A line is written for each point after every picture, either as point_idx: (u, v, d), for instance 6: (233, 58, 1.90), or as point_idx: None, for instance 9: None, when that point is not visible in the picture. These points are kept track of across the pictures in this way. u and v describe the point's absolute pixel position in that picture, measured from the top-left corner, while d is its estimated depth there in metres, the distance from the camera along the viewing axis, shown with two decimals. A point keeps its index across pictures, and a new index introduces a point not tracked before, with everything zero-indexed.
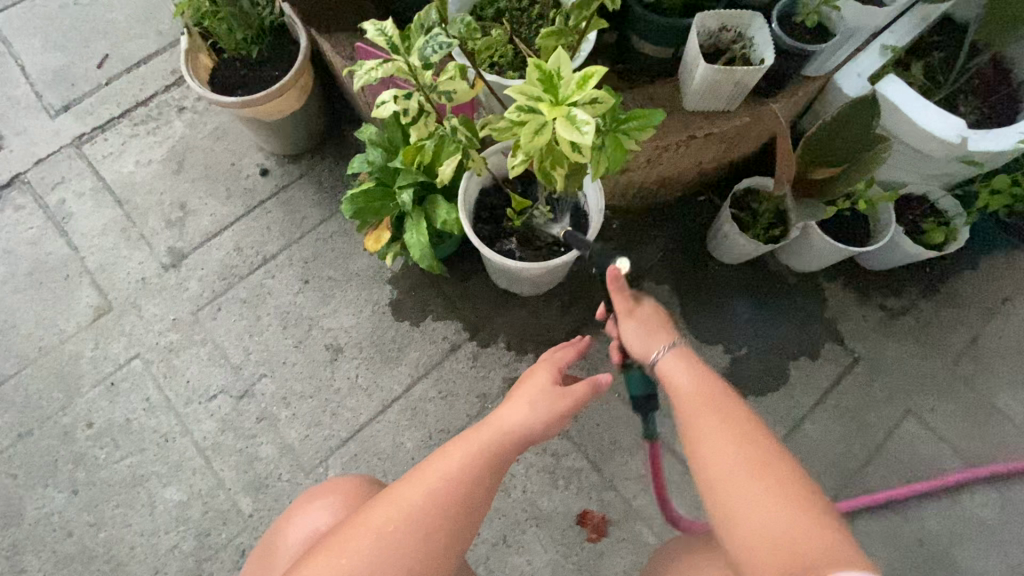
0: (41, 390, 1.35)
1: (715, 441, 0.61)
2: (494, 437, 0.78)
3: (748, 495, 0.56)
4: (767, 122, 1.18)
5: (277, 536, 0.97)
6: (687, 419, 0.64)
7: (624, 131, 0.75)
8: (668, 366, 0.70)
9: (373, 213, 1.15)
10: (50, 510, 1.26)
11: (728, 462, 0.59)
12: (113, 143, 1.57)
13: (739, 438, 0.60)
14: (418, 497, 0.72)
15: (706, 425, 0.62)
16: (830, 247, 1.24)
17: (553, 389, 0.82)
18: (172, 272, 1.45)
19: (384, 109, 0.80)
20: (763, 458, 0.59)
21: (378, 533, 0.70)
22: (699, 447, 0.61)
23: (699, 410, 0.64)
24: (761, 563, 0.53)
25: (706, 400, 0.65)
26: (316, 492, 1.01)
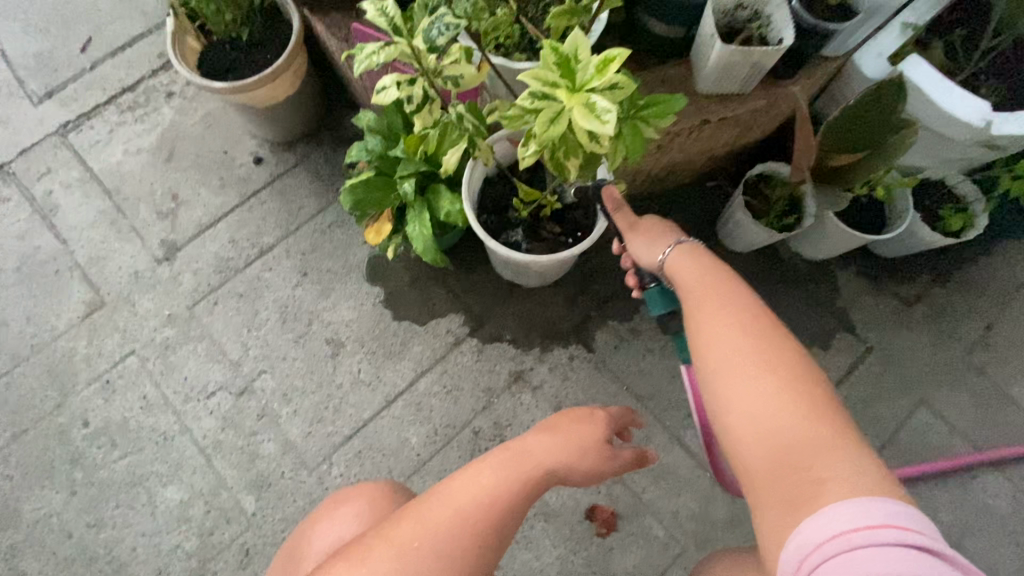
0: (35, 389, 1.32)
1: (726, 327, 0.64)
2: (529, 473, 0.76)
3: (761, 392, 0.59)
4: (782, 105, 1.14)
5: (302, 541, 0.95)
6: (708, 316, 0.67)
7: (643, 118, 0.71)
8: (675, 263, 0.77)
9: (374, 204, 1.10)
10: (49, 511, 1.24)
11: (739, 351, 0.62)
12: (99, 131, 1.51)
13: (754, 331, 0.63)
14: (443, 520, 0.70)
15: (718, 308, 0.67)
16: (845, 235, 1.20)
17: (604, 448, 0.82)
18: (165, 265, 1.41)
19: (385, 94, 0.74)
20: (779, 353, 0.61)
21: (398, 552, 0.68)
22: (708, 331, 0.66)
23: (723, 313, 0.66)
24: (759, 451, 0.58)
25: (720, 288, 0.69)
26: (339, 497, 0.99)
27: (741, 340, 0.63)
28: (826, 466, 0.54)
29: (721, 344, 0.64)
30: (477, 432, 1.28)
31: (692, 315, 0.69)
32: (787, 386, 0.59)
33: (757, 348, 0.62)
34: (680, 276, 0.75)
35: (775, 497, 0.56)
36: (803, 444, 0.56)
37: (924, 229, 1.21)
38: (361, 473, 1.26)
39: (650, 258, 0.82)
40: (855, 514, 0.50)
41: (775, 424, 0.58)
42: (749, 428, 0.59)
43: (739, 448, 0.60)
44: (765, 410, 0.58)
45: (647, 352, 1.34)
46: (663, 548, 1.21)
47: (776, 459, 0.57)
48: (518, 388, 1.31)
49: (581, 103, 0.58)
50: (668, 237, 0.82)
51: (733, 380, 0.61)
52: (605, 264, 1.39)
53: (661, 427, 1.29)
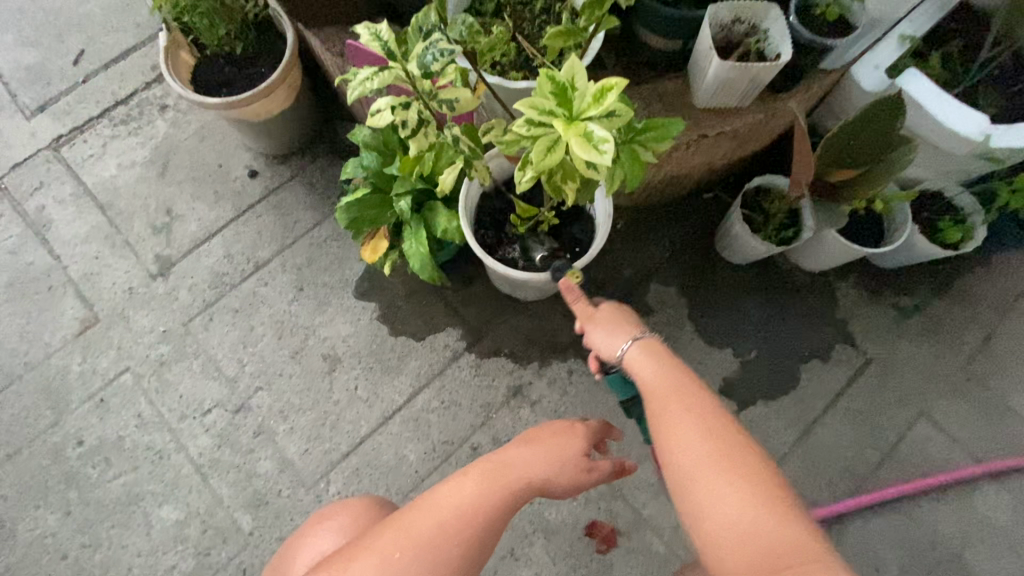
0: (29, 408, 1.30)
1: (694, 432, 0.62)
2: (508, 485, 0.74)
3: (731, 502, 0.57)
4: (780, 118, 1.13)
5: (288, 552, 0.94)
6: (672, 422, 0.64)
7: (641, 142, 0.70)
8: (634, 360, 0.73)
9: (370, 221, 1.09)
10: (43, 532, 1.22)
11: (710, 456, 0.60)
12: (93, 145, 1.50)
13: (717, 435, 0.61)
14: (422, 530, 0.70)
15: (684, 411, 0.64)
16: (843, 248, 1.20)
17: (582, 461, 0.79)
18: (160, 281, 1.39)
19: (380, 118, 0.74)
20: (747, 453, 0.60)
21: (378, 561, 0.69)
22: (675, 436, 0.63)
23: (686, 417, 0.63)
24: (738, 567, 0.54)
25: (683, 388, 0.67)
26: (323, 514, 0.97)
27: (709, 445, 0.60)
28: (808, 570, 0.51)
29: (690, 452, 0.61)
30: (475, 448, 1.27)
31: (657, 416, 0.66)
32: (754, 490, 0.57)
33: (726, 451, 0.60)
34: (639, 375, 0.71)
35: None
36: (782, 551, 0.53)
37: (923, 242, 1.21)
38: (359, 490, 1.25)
39: (607, 351, 0.77)
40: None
41: (748, 532, 0.55)
42: (726, 539, 0.56)
43: (717, 558, 0.56)
44: (741, 517, 0.56)
45: None
46: (663, 564, 1.21)
47: (758, 569, 0.53)
48: (517, 402, 1.30)
49: (577, 133, 0.57)
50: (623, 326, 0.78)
51: (705, 488, 0.58)
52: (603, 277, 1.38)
53: None
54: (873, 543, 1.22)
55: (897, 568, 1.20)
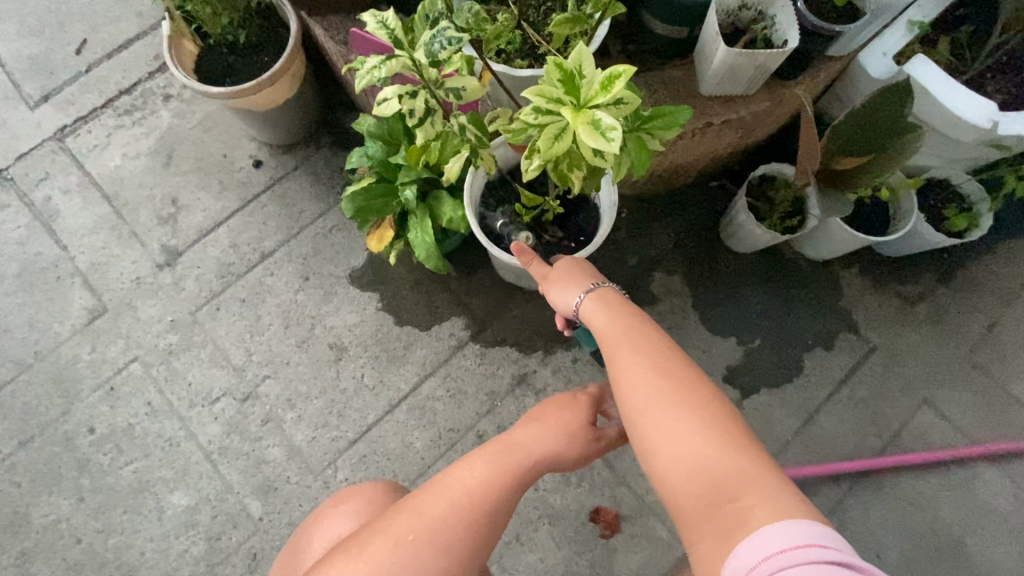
0: (40, 396, 1.32)
1: (642, 372, 0.66)
2: (519, 464, 0.76)
3: (677, 429, 0.60)
4: (786, 106, 1.13)
5: (304, 538, 0.95)
6: (624, 360, 0.69)
7: (649, 130, 0.70)
8: (590, 310, 0.78)
9: (375, 211, 1.10)
10: (57, 517, 1.25)
11: (656, 394, 0.64)
12: (98, 135, 1.50)
13: (666, 370, 0.66)
14: (438, 512, 0.71)
15: (635, 354, 0.68)
16: (849, 237, 1.20)
17: (590, 434, 0.82)
18: (167, 271, 1.40)
19: (386, 107, 0.74)
20: (692, 389, 0.63)
21: (395, 542, 0.70)
22: (627, 378, 0.67)
23: (636, 354, 0.68)
24: (683, 487, 0.58)
25: (637, 335, 0.71)
26: (338, 496, 0.98)
27: (656, 384, 0.64)
28: (745, 494, 0.54)
29: (639, 392, 0.65)
30: (481, 435, 1.29)
31: (613, 362, 0.70)
32: (700, 417, 0.61)
33: (672, 389, 0.63)
34: (598, 325, 0.76)
35: (704, 530, 0.55)
36: (723, 478, 0.56)
37: (928, 230, 1.21)
38: (367, 477, 1.27)
39: (565, 305, 0.83)
40: (775, 533, 0.50)
41: (694, 457, 0.58)
42: (673, 470, 0.59)
43: (667, 484, 0.59)
44: (684, 448, 0.59)
45: None
46: (666, 549, 1.22)
47: (700, 496, 0.56)
48: (521, 390, 1.31)
49: (586, 121, 0.57)
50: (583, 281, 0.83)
51: (651, 424, 0.62)
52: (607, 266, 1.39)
53: None
54: (873, 529, 1.23)
55: (898, 553, 1.22)
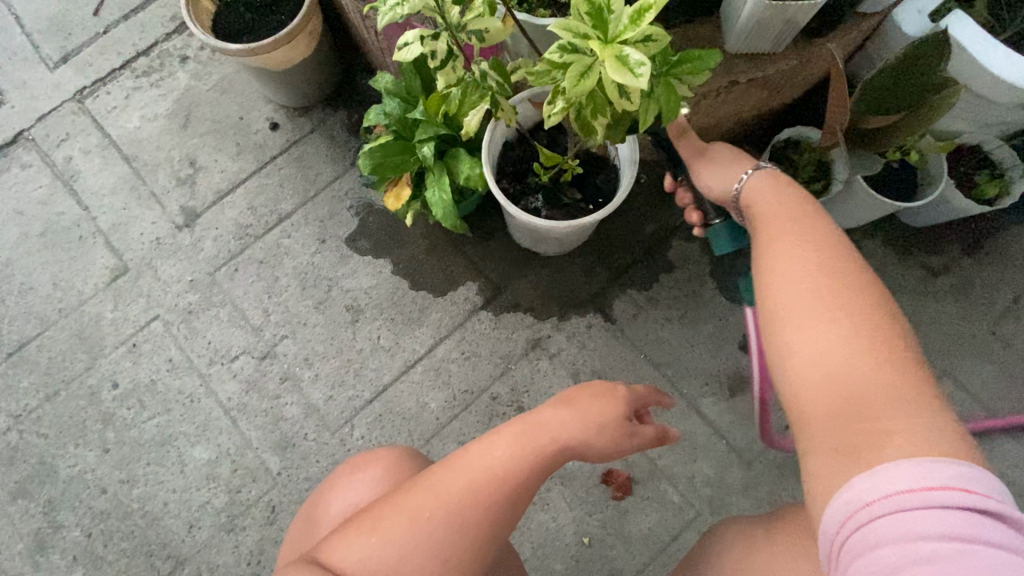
0: (65, 352, 1.35)
1: (806, 274, 0.65)
2: (545, 447, 0.73)
3: (835, 337, 0.60)
4: (814, 65, 1.10)
5: (318, 503, 0.94)
6: (784, 257, 0.68)
7: (675, 75, 0.70)
8: (758, 195, 0.79)
9: (392, 168, 1.09)
10: (83, 468, 1.28)
11: (816, 295, 0.63)
12: (116, 97, 1.50)
13: (833, 277, 0.63)
14: (458, 491, 0.69)
15: (802, 255, 0.67)
16: (875, 202, 1.17)
17: (620, 425, 0.78)
18: (186, 232, 1.42)
19: (408, 50, 0.75)
20: (864, 301, 0.61)
21: (410, 520, 0.68)
22: (785, 275, 0.66)
23: (801, 255, 0.67)
24: (823, 392, 0.59)
25: (808, 237, 0.69)
26: (355, 462, 0.97)
27: (822, 288, 0.63)
28: (896, 420, 0.55)
29: (797, 289, 0.64)
30: (495, 397, 1.30)
31: (768, 253, 0.70)
32: (869, 333, 0.59)
33: (839, 297, 0.62)
34: (765, 219, 0.76)
35: (833, 438, 0.57)
36: (877, 393, 0.56)
37: (958, 196, 1.17)
38: (382, 435, 1.29)
39: (725, 186, 0.86)
40: (911, 474, 0.51)
41: (849, 367, 0.58)
42: (820, 375, 0.59)
43: (803, 386, 0.61)
44: (842, 357, 0.59)
45: (665, 321, 1.33)
46: (677, 512, 1.23)
47: (844, 403, 0.57)
48: (535, 354, 1.32)
49: (613, 55, 0.56)
50: (746, 168, 0.85)
51: (806, 323, 0.62)
52: (624, 232, 1.37)
53: (678, 394, 1.29)
54: None
55: None
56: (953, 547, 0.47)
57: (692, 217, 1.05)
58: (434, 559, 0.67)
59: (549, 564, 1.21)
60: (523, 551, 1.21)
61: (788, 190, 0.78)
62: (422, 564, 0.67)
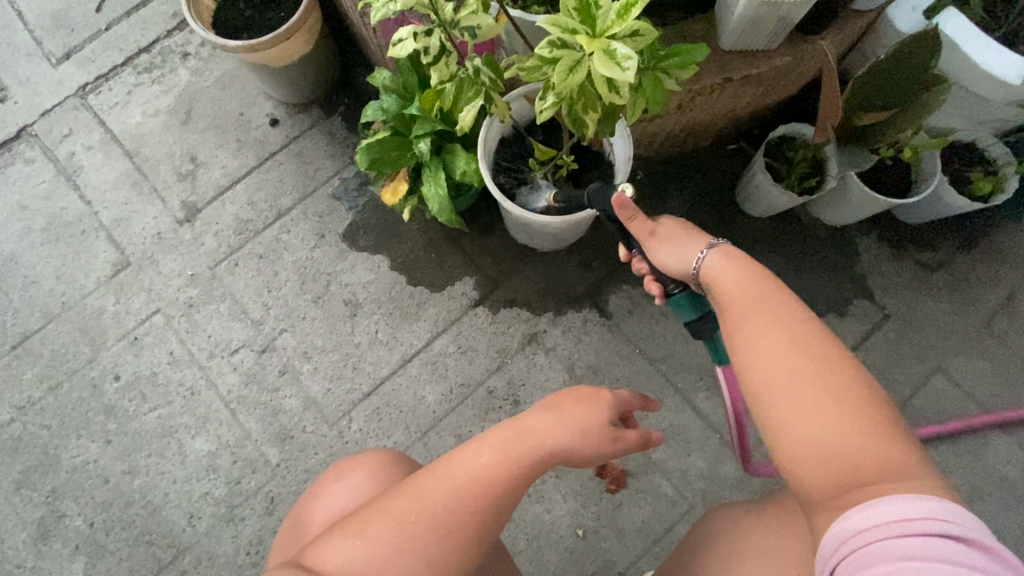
0: (68, 344, 1.37)
1: (778, 351, 0.63)
2: (527, 456, 0.74)
3: (816, 417, 0.58)
4: (808, 62, 1.11)
5: (305, 509, 0.96)
6: (755, 334, 0.65)
7: (665, 70, 0.71)
8: (715, 265, 0.73)
9: (389, 163, 1.11)
10: (86, 459, 1.30)
11: (792, 373, 0.61)
12: (118, 93, 1.52)
13: (805, 352, 0.62)
14: (439, 497, 0.70)
15: (763, 323, 0.65)
16: (869, 199, 1.17)
17: (604, 430, 0.78)
18: (187, 226, 1.43)
19: (402, 46, 0.76)
20: (834, 373, 0.60)
21: (394, 524, 0.69)
22: (748, 347, 0.65)
23: (770, 330, 0.64)
24: (816, 473, 0.58)
25: (766, 298, 0.67)
26: (340, 468, 0.99)
27: (787, 357, 0.62)
28: (881, 483, 0.54)
29: (764, 362, 0.63)
30: (491, 391, 1.31)
31: (736, 333, 0.67)
32: (846, 406, 0.58)
33: (805, 365, 0.61)
34: (715, 280, 0.72)
35: (824, 508, 0.57)
36: (866, 466, 0.56)
37: (951, 193, 1.18)
38: (380, 428, 1.30)
39: (681, 265, 0.76)
40: (894, 509, 0.51)
41: (835, 444, 0.57)
42: (799, 448, 0.59)
43: (795, 467, 0.59)
44: (817, 428, 0.58)
45: (660, 316, 1.34)
46: (671, 505, 1.25)
47: (838, 481, 0.56)
48: (531, 349, 1.33)
49: (600, 50, 0.58)
50: (695, 238, 0.76)
51: (779, 399, 0.61)
52: None
53: (673, 389, 1.31)
54: None
55: None
56: (935, 570, 0.47)
57: (652, 289, 0.83)
58: (418, 562, 0.68)
59: (543, 555, 1.23)
60: (518, 542, 1.23)
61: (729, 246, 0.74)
62: (408, 566, 0.68)
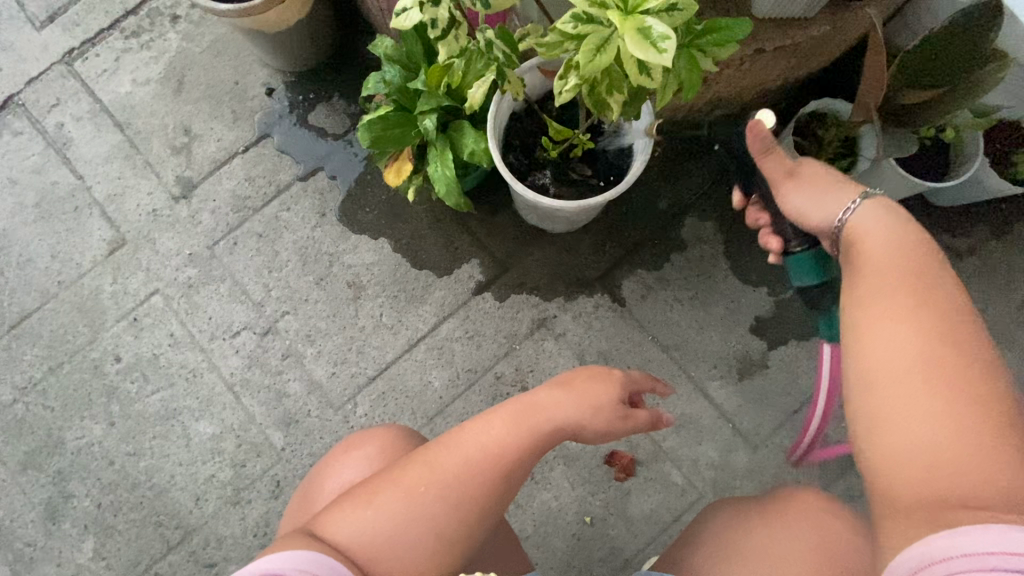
0: (66, 325, 1.34)
1: (914, 333, 0.59)
2: (541, 428, 0.72)
3: (938, 415, 0.55)
4: (848, 32, 1.01)
5: (315, 480, 0.90)
6: (887, 312, 0.61)
7: (700, 47, 0.65)
8: (867, 227, 0.69)
9: (393, 141, 1.03)
10: (90, 441, 1.29)
11: (924, 361, 0.57)
12: (105, 59, 1.44)
13: (946, 343, 0.57)
14: (457, 464, 0.68)
15: (904, 301, 0.61)
16: (903, 182, 1.10)
17: (618, 408, 0.75)
18: (183, 203, 1.38)
19: (407, 17, 0.69)
20: (976, 373, 0.56)
21: (406, 494, 0.66)
22: (878, 325, 0.61)
23: (906, 309, 0.60)
24: (912, 464, 0.56)
25: (908, 277, 0.63)
26: (351, 441, 0.92)
27: (922, 344, 0.58)
28: (986, 499, 0.52)
29: (890, 352, 0.59)
30: (499, 377, 1.28)
31: (869, 301, 0.64)
32: (975, 411, 0.54)
33: (947, 363, 0.56)
34: (861, 241, 0.69)
35: (911, 503, 0.56)
36: (973, 478, 0.53)
37: (993, 177, 1.11)
38: (385, 413, 1.28)
39: (821, 211, 0.77)
40: (985, 537, 0.50)
41: (948, 445, 0.54)
42: (905, 449, 0.56)
43: (893, 452, 0.57)
44: (937, 432, 0.55)
45: (675, 302, 1.29)
46: (680, 494, 1.23)
47: (935, 482, 0.54)
48: (541, 334, 1.29)
49: (634, 27, 0.52)
50: (845, 187, 0.76)
51: (902, 386, 0.58)
52: (636, 209, 1.32)
53: (686, 377, 1.27)
54: None
55: None
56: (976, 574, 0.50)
57: (770, 241, 0.91)
58: (426, 535, 0.65)
59: (550, 542, 1.22)
60: (525, 528, 1.22)
61: (896, 209, 0.71)
62: (416, 541, 0.65)
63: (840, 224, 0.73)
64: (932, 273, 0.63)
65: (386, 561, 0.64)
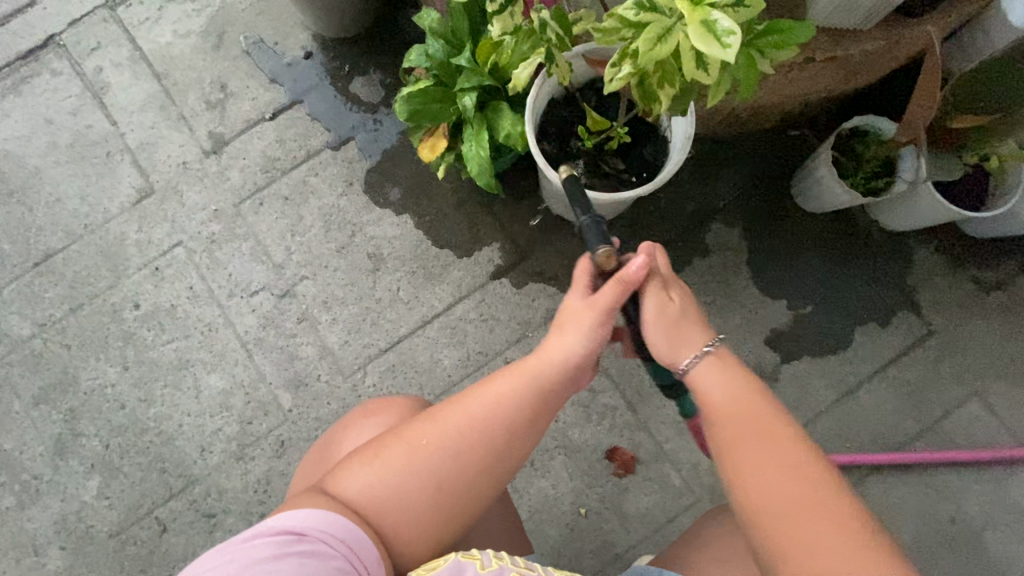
0: (89, 268, 1.36)
1: (773, 481, 0.62)
2: (555, 390, 0.71)
3: (825, 554, 0.57)
4: (902, 48, 1.00)
5: (328, 445, 0.91)
6: (746, 460, 0.64)
7: (758, 48, 0.64)
8: (705, 369, 0.69)
9: (430, 117, 1.03)
10: (104, 383, 1.32)
11: (787, 502, 0.61)
12: (149, 7, 1.44)
13: (801, 482, 0.61)
14: (461, 424, 0.68)
15: (755, 447, 0.64)
16: (939, 210, 1.08)
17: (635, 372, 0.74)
18: (213, 158, 1.39)
19: None
20: (830, 502, 0.60)
21: (415, 453, 0.67)
22: (744, 473, 0.63)
23: (759, 456, 0.63)
24: None
25: (757, 420, 0.65)
26: (366, 409, 0.93)
27: (784, 489, 0.61)
28: None
29: (767, 495, 0.62)
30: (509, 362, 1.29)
31: (732, 451, 0.65)
32: (846, 537, 0.58)
33: (810, 502, 0.60)
34: (702, 387, 0.69)
35: None
36: None
37: None
38: (393, 385, 1.29)
39: (673, 355, 0.71)
40: None
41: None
42: None
43: None
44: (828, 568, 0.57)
45: None
46: (677, 496, 1.24)
47: None
48: None
49: (700, 21, 0.52)
50: (696, 331, 0.71)
51: (783, 529, 0.60)
52: (663, 209, 1.30)
53: None
54: (891, 507, 1.20)
55: (912, 538, 1.19)
56: None
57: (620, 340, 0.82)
58: (436, 490, 0.67)
59: (543, 529, 1.23)
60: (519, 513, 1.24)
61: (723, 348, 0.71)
62: (426, 496, 0.66)
63: (681, 369, 0.70)
64: (768, 408, 0.66)
65: (396, 517, 0.66)
